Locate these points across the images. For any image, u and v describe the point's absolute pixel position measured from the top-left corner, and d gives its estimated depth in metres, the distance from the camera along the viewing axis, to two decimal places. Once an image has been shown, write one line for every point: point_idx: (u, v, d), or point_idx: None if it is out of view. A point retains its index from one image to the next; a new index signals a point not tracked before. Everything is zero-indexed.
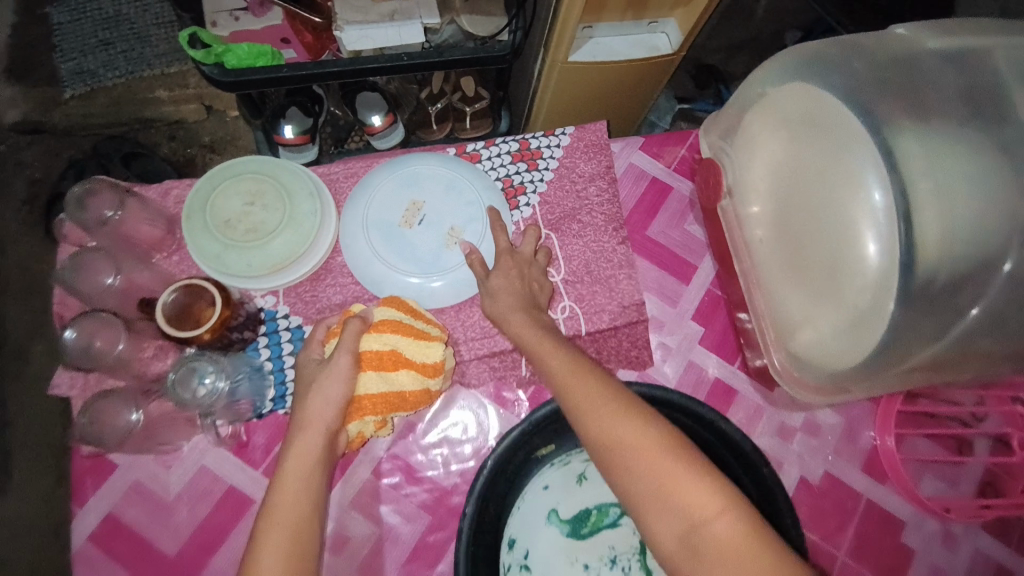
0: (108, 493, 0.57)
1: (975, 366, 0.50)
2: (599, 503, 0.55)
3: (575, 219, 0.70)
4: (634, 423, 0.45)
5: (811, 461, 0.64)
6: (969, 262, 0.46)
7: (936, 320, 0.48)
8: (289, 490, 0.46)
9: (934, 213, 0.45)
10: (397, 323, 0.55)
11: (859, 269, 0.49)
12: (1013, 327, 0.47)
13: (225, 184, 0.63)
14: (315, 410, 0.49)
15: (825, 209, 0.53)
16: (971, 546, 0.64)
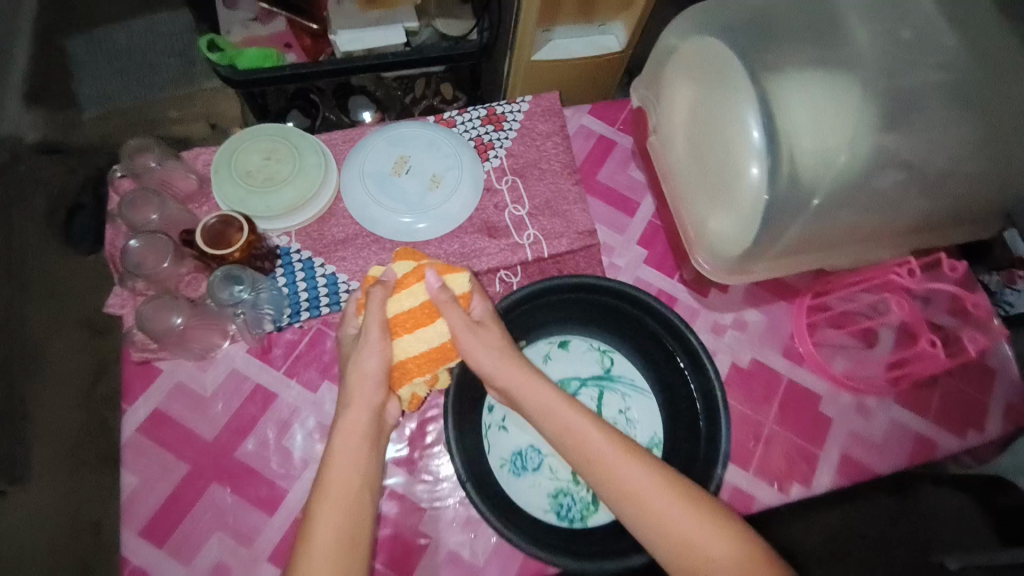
0: (155, 392, 0.69)
1: (835, 237, 0.65)
2: (562, 378, 0.70)
3: (535, 168, 0.84)
4: (691, 513, 0.52)
5: (740, 349, 0.77)
6: (814, 152, 0.59)
7: (789, 205, 0.61)
8: (342, 469, 0.56)
9: (782, 124, 0.59)
10: (417, 279, 0.61)
11: (745, 184, 0.62)
12: (850, 202, 0.62)
13: (245, 143, 0.77)
14: (359, 387, 0.59)
15: (721, 142, 0.65)
16: (886, 416, 0.74)
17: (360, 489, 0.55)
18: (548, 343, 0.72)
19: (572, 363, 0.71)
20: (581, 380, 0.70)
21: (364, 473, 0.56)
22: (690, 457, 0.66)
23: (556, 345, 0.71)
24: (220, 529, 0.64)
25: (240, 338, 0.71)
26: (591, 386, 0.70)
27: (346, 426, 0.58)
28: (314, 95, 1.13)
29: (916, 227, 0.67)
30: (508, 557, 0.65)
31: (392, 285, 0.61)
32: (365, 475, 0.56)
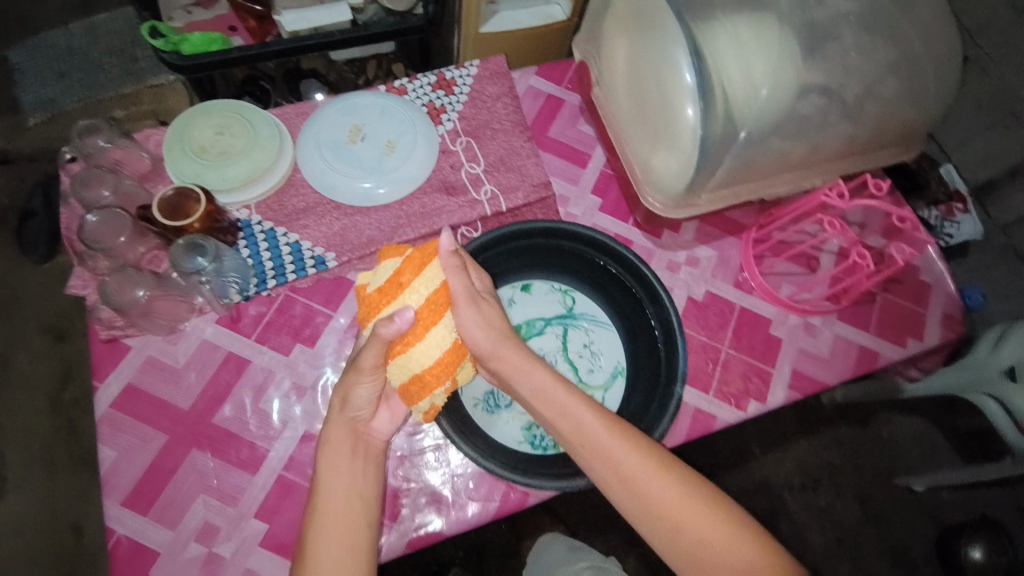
0: (127, 367, 0.70)
1: (767, 165, 0.70)
2: (526, 320, 0.74)
3: (488, 128, 0.86)
4: (674, 485, 0.56)
5: (695, 284, 0.82)
6: (740, 87, 0.63)
7: (723, 140, 0.65)
8: (334, 490, 0.58)
9: (708, 63, 0.63)
10: (415, 280, 0.59)
11: (681, 125, 0.64)
12: (777, 132, 0.66)
13: (196, 120, 0.78)
14: (342, 407, 0.61)
15: (655, 86, 0.67)
16: (831, 333, 0.80)
17: (360, 508, 0.58)
18: (510, 287, 0.74)
19: (537, 304, 0.75)
20: (545, 320, 0.74)
21: (352, 486, 0.58)
22: (653, 376, 0.71)
23: (519, 288, 0.75)
24: (204, 492, 0.66)
25: (210, 309, 0.73)
26: (556, 324, 0.74)
27: (331, 446, 0.60)
28: (264, 82, 1.13)
29: (842, 153, 0.72)
30: (488, 489, 0.69)
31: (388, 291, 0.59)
32: (354, 489, 0.58)
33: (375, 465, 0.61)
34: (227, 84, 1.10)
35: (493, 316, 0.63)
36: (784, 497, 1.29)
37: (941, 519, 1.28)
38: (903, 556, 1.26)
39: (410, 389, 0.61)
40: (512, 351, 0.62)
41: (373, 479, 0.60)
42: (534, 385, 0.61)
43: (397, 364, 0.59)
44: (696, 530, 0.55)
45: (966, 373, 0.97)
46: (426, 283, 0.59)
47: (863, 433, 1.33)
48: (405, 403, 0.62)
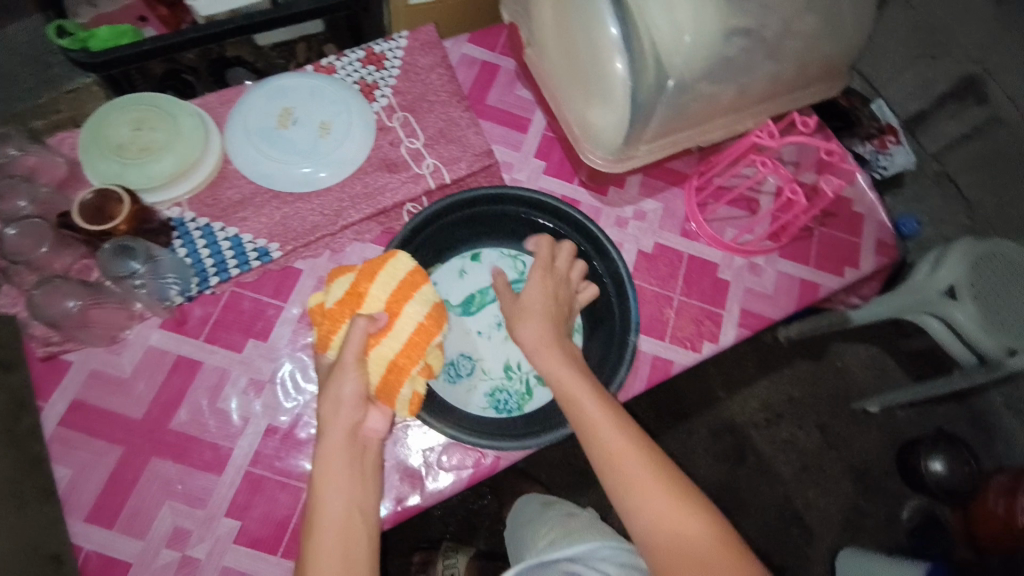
0: (71, 383, 0.68)
1: (699, 111, 0.71)
2: (480, 288, 0.76)
3: (424, 101, 0.84)
4: (641, 458, 0.56)
5: (643, 237, 0.83)
6: (664, 36, 0.64)
7: (654, 93, 0.65)
8: (329, 503, 0.55)
9: (632, 16, 0.63)
10: (372, 286, 0.64)
11: (612, 80, 0.64)
12: (705, 79, 0.67)
13: (112, 116, 0.74)
14: (335, 409, 0.59)
15: (584, 42, 0.66)
16: (774, 270, 0.83)
17: (355, 515, 0.56)
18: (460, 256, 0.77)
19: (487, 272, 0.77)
20: None
21: (350, 499, 0.56)
22: (608, 331, 0.74)
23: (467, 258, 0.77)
24: (170, 498, 0.65)
25: (151, 313, 0.71)
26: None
27: (326, 457, 0.57)
28: (188, 75, 1.02)
29: (769, 92, 0.74)
30: (460, 458, 0.70)
31: (349, 301, 0.64)
32: (351, 500, 0.56)
33: (369, 474, 0.59)
34: (146, 81, 0.98)
35: (544, 311, 0.66)
36: (752, 435, 1.35)
37: (898, 436, 1.36)
38: (866, 474, 1.34)
39: (390, 380, 0.62)
40: (547, 339, 0.64)
41: (371, 490, 0.58)
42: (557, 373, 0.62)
43: (374, 357, 0.61)
44: (689, 543, 0.52)
45: (908, 297, 1.02)
46: (380, 286, 0.64)
47: (821, 367, 1.40)
48: (389, 400, 0.63)
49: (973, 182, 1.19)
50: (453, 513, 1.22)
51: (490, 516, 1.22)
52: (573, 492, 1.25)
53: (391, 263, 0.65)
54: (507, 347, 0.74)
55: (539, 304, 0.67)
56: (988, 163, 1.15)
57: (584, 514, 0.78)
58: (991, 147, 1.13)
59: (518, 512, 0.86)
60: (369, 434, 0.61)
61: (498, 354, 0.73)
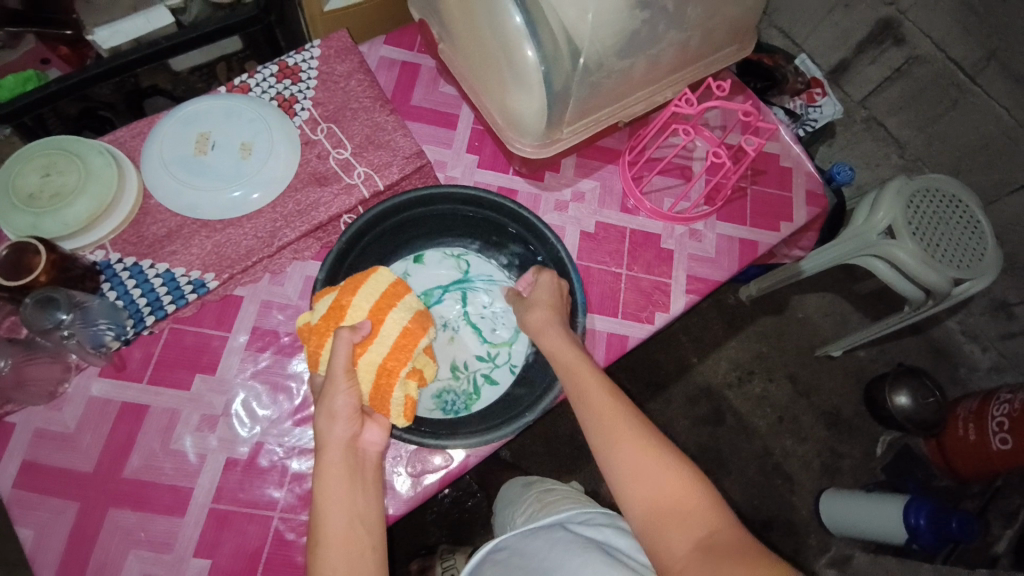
0: (16, 444, 0.65)
1: (613, 85, 0.72)
2: (425, 291, 0.77)
3: (347, 109, 0.83)
4: (624, 421, 0.60)
5: (584, 218, 0.84)
6: (564, 16, 0.64)
7: (563, 74, 0.66)
8: (332, 518, 0.55)
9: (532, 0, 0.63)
10: (355, 297, 0.63)
11: (524, 67, 0.65)
12: (612, 54, 0.68)
13: (19, 164, 0.70)
14: (329, 425, 0.59)
15: (490, 32, 0.66)
16: (715, 234, 0.85)
17: (360, 528, 0.56)
18: (400, 265, 0.78)
19: (431, 273, 0.78)
20: (443, 287, 0.78)
21: (353, 511, 0.56)
22: None
23: (409, 261, 0.78)
24: (135, 546, 0.63)
25: (88, 363, 0.68)
26: (454, 290, 0.78)
27: (327, 473, 0.57)
28: (105, 112, 0.97)
29: (680, 60, 0.76)
30: (423, 461, 0.70)
31: (332, 314, 0.63)
32: (354, 513, 0.56)
33: (371, 485, 0.59)
34: (61, 124, 0.93)
35: (549, 302, 0.69)
36: (726, 394, 1.39)
37: (865, 377, 1.42)
38: (837, 417, 1.39)
39: (381, 386, 0.61)
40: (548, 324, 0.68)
41: (373, 500, 0.58)
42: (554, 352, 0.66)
43: (363, 366, 0.61)
44: (667, 497, 0.54)
45: (852, 240, 1.05)
46: (365, 297, 0.64)
47: (782, 320, 1.45)
48: (383, 408, 0.62)
49: (901, 122, 1.23)
50: (446, 516, 1.22)
51: (483, 513, 1.22)
52: (562, 476, 1.26)
53: (374, 276, 0.65)
54: (454, 347, 0.75)
55: (546, 302, 0.69)
56: (913, 102, 1.18)
57: (564, 487, 0.79)
58: (915, 86, 1.16)
59: (503, 494, 0.87)
60: (366, 446, 0.61)
61: (447, 354, 0.75)
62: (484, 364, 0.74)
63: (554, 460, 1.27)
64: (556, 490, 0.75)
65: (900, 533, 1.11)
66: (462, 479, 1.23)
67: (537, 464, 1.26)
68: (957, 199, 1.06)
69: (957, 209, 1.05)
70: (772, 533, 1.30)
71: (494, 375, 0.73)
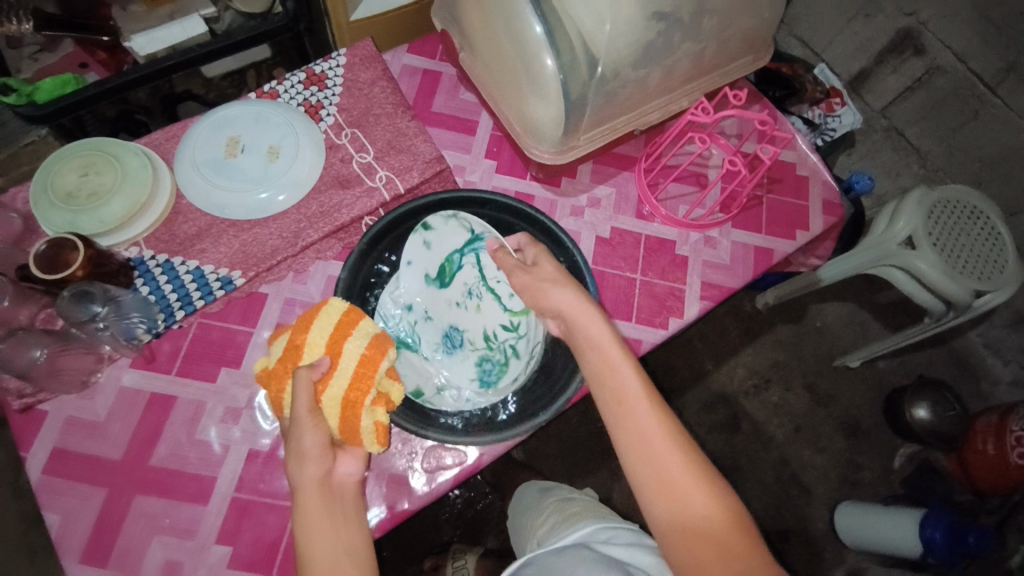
0: (49, 432, 0.68)
1: (629, 93, 0.74)
2: (446, 257, 0.76)
3: (370, 115, 0.85)
4: (665, 436, 0.58)
5: (599, 223, 0.85)
6: (581, 28, 0.66)
7: (580, 82, 0.68)
8: (319, 551, 0.57)
9: (552, 10, 0.65)
10: (309, 335, 0.67)
11: (543, 76, 0.67)
12: (627, 66, 0.70)
13: (60, 166, 0.74)
14: (299, 466, 0.60)
15: (509, 41, 0.69)
16: (730, 241, 0.86)
17: (348, 562, 0.57)
18: (414, 233, 0.74)
19: (444, 239, 0.76)
20: (460, 251, 0.76)
21: (338, 545, 0.57)
22: None
23: (423, 230, 0.74)
24: (158, 533, 0.66)
25: (119, 354, 0.71)
26: (469, 253, 0.76)
27: (307, 513, 0.58)
28: (140, 115, 1.02)
29: (696, 70, 0.77)
30: (437, 458, 0.72)
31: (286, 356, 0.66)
32: (339, 547, 0.57)
33: (353, 516, 0.61)
34: (99, 125, 0.98)
35: (562, 279, 0.68)
36: (742, 403, 1.38)
37: (885, 389, 1.40)
38: (855, 428, 1.37)
39: (348, 417, 0.63)
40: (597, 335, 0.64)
41: (358, 532, 0.59)
42: (606, 367, 0.62)
43: (326, 402, 0.63)
44: (699, 522, 0.54)
45: (870, 252, 1.05)
46: (317, 333, 0.67)
47: (799, 328, 1.44)
48: (354, 438, 0.64)
49: (921, 132, 1.22)
50: (458, 516, 1.23)
51: (496, 513, 1.23)
52: (573, 480, 1.26)
53: (325, 310, 0.68)
54: (481, 315, 0.76)
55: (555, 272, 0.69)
56: (935, 112, 1.17)
57: (583, 497, 0.80)
58: (936, 96, 1.15)
59: (519, 500, 0.89)
60: (341, 479, 0.63)
61: (476, 324, 0.75)
62: (510, 334, 0.74)
63: (566, 463, 1.28)
64: (576, 500, 0.76)
65: (914, 547, 1.09)
66: (474, 480, 1.24)
67: (548, 467, 1.27)
68: (977, 211, 1.05)
69: (978, 221, 1.04)
70: (786, 545, 1.29)
71: (522, 347, 0.73)
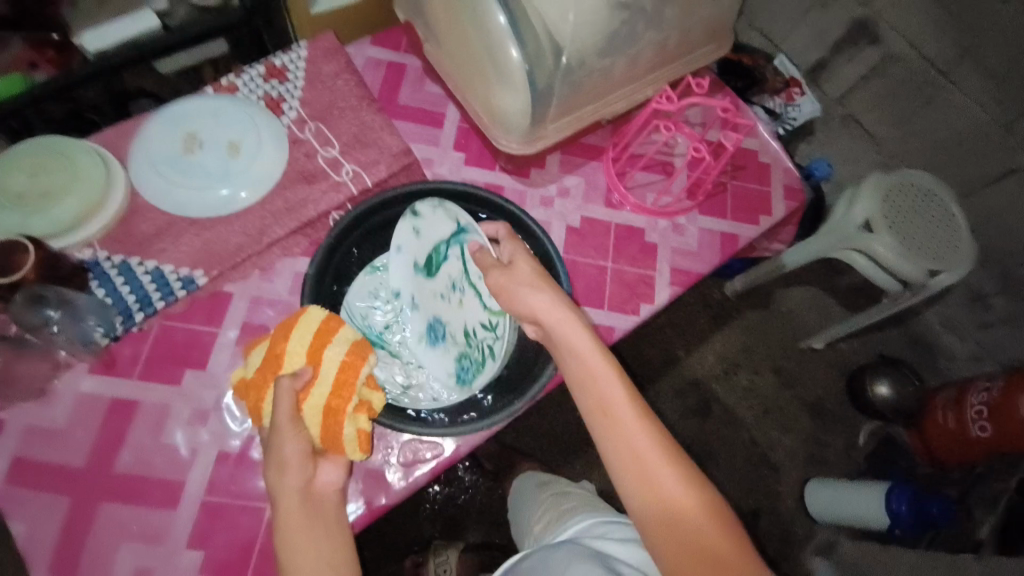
0: (6, 442, 0.66)
1: (594, 82, 0.74)
2: (435, 247, 0.73)
3: (334, 108, 0.84)
4: (644, 429, 0.59)
5: (569, 212, 0.86)
6: (545, 18, 0.67)
7: (546, 73, 0.68)
8: (300, 561, 0.56)
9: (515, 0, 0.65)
10: (288, 344, 0.65)
11: (509, 66, 0.67)
12: (589, 56, 0.70)
13: (5, 163, 0.71)
14: (280, 475, 0.59)
15: (475, 32, 0.68)
16: (697, 228, 0.88)
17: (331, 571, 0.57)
18: (404, 219, 0.71)
19: (433, 228, 0.73)
20: (446, 243, 0.73)
21: (319, 554, 0.57)
22: None
23: (412, 217, 0.71)
24: (127, 540, 0.64)
25: (78, 359, 0.69)
26: (455, 247, 0.74)
27: (287, 523, 0.58)
28: (91, 114, 0.98)
29: (660, 59, 0.78)
30: (412, 451, 0.72)
31: (268, 364, 0.66)
32: (320, 556, 0.57)
33: (334, 524, 0.60)
34: (47, 124, 0.94)
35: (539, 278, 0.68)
36: (714, 387, 1.42)
37: (848, 368, 1.45)
38: (821, 408, 1.42)
39: (330, 426, 0.63)
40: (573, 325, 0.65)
41: (342, 542, 0.59)
42: (585, 360, 0.63)
43: (308, 410, 0.63)
44: (679, 513, 0.55)
45: (831, 236, 1.10)
46: (297, 342, 0.66)
47: (767, 312, 1.48)
48: (337, 447, 0.64)
49: (877, 119, 1.26)
50: (438, 512, 1.22)
51: (476, 506, 1.23)
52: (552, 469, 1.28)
53: (303, 317, 0.66)
54: (462, 311, 0.74)
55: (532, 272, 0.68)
56: (891, 98, 1.21)
57: (576, 488, 0.81)
58: (891, 84, 1.19)
59: (519, 487, 0.91)
60: (323, 488, 0.62)
61: (457, 318, 0.73)
62: (488, 333, 0.74)
63: (545, 453, 1.29)
64: (571, 495, 0.77)
65: (881, 520, 1.14)
66: (453, 475, 1.24)
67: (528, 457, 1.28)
68: (931, 193, 1.09)
69: (931, 203, 1.08)
70: (759, 521, 1.33)
71: (499, 348, 0.73)
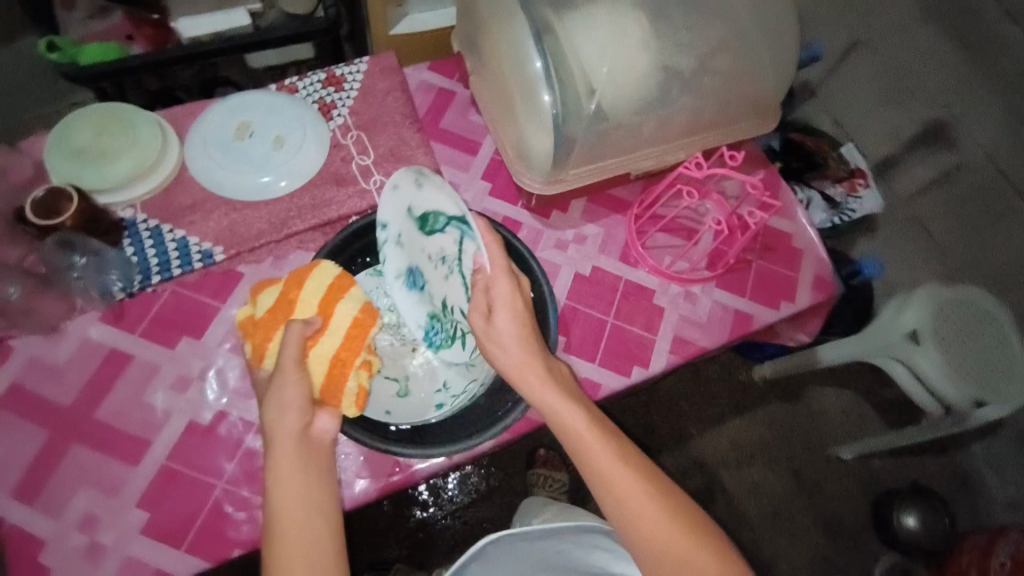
0: (9, 369, 0.71)
1: (620, 140, 0.74)
2: (434, 210, 0.69)
3: (378, 122, 0.88)
4: (642, 491, 0.57)
5: (581, 260, 0.85)
6: (576, 73, 0.69)
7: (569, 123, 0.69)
8: (288, 509, 0.56)
9: (551, 52, 0.68)
10: (301, 293, 0.67)
11: (540, 108, 0.69)
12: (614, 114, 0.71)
13: (78, 121, 0.79)
14: (279, 417, 0.59)
15: (513, 72, 0.71)
16: (711, 300, 0.84)
17: (316, 519, 0.57)
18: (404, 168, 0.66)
19: (435, 192, 0.68)
20: (445, 216, 0.69)
21: (307, 501, 0.57)
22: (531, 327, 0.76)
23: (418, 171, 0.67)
24: (85, 485, 0.67)
25: (90, 307, 0.74)
26: (455, 224, 0.70)
27: (280, 467, 0.58)
28: (180, 92, 1.08)
29: (696, 125, 0.77)
30: (370, 464, 0.72)
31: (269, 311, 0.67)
32: (307, 504, 0.57)
33: (327, 472, 0.60)
34: (139, 95, 1.05)
35: (516, 329, 0.63)
36: (721, 474, 1.32)
37: (875, 486, 1.32)
38: (834, 524, 1.30)
39: (335, 375, 0.63)
40: (570, 414, 0.61)
41: (329, 490, 0.59)
42: (570, 426, 0.61)
43: (314, 358, 0.63)
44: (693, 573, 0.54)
45: (875, 339, 1.04)
46: (309, 293, 0.67)
47: (794, 408, 1.37)
48: (335, 398, 0.63)
49: (946, 228, 1.17)
50: (408, 534, 1.18)
51: (445, 538, 1.19)
52: None
53: (316, 271, 0.68)
54: (446, 287, 0.71)
55: (513, 323, 0.63)
56: (960, 207, 1.15)
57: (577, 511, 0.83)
58: (959, 192, 1.14)
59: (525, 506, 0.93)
60: (320, 435, 0.61)
61: (439, 288, 0.70)
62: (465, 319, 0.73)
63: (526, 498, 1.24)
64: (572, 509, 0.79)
65: None
66: (433, 495, 1.21)
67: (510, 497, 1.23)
68: (989, 316, 0.98)
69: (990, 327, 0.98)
70: None
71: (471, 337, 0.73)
